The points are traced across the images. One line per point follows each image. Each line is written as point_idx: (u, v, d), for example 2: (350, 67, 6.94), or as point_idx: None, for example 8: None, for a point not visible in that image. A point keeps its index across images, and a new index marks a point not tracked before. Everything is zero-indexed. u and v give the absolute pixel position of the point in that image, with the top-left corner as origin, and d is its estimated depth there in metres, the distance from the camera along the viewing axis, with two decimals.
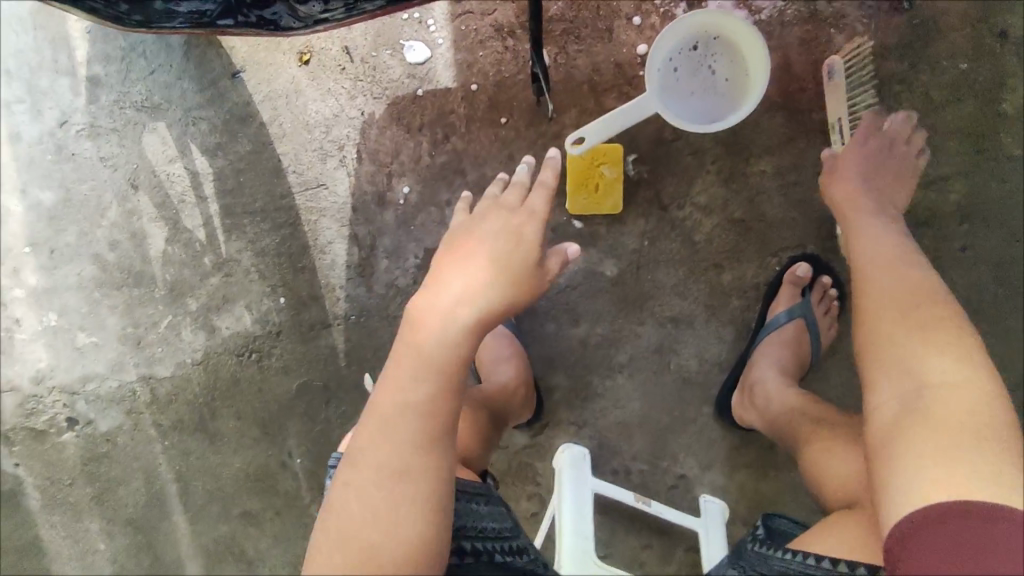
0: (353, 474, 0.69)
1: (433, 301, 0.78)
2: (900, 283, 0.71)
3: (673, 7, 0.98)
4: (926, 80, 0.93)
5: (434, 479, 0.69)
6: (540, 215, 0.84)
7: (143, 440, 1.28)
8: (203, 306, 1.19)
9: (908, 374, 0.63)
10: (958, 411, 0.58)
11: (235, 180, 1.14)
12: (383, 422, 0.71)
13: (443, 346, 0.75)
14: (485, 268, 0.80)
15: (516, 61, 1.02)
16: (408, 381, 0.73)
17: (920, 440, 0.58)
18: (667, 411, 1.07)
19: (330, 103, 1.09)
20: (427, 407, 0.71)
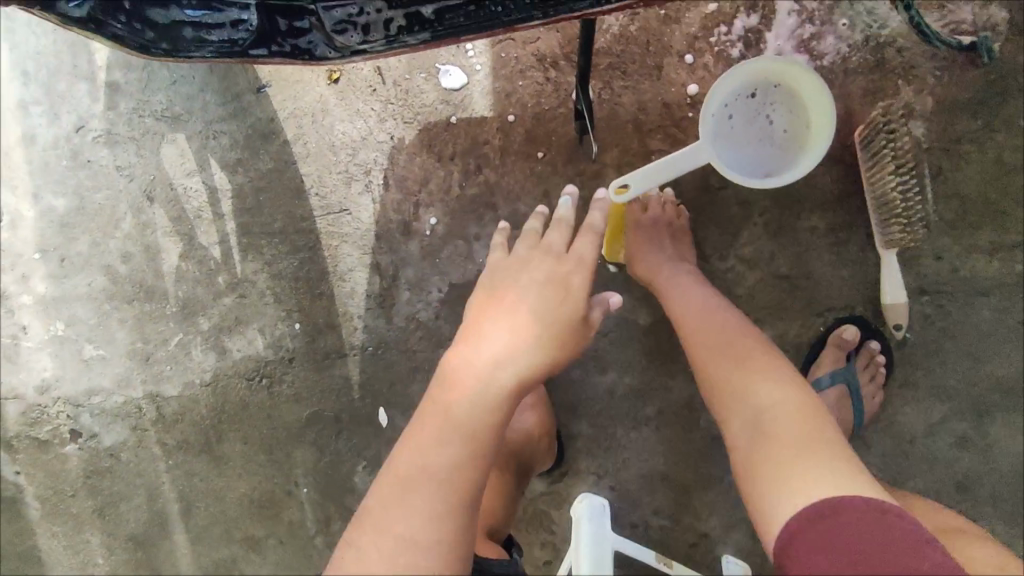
0: (364, 544, 0.57)
1: (469, 354, 0.70)
2: (728, 324, 0.76)
3: (728, 47, 0.91)
4: (1000, 140, 0.87)
5: (449, 563, 0.57)
6: (585, 263, 0.77)
7: (148, 456, 1.24)
8: (215, 326, 1.15)
9: (730, 404, 0.69)
10: (788, 421, 0.63)
11: (253, 199, 1.09)
12: (399, 488, 0.60)
13: (473, 405, 0.65)
14: (525, 321, 0.72)
15: (556, 93, 0.97)
16: (431, 442, 0.63)
17: (774, 459, 0.61)
18: (693, 468, 1.02)
19: (358, 126, 1.04)
20: (451, 477, 0.61)
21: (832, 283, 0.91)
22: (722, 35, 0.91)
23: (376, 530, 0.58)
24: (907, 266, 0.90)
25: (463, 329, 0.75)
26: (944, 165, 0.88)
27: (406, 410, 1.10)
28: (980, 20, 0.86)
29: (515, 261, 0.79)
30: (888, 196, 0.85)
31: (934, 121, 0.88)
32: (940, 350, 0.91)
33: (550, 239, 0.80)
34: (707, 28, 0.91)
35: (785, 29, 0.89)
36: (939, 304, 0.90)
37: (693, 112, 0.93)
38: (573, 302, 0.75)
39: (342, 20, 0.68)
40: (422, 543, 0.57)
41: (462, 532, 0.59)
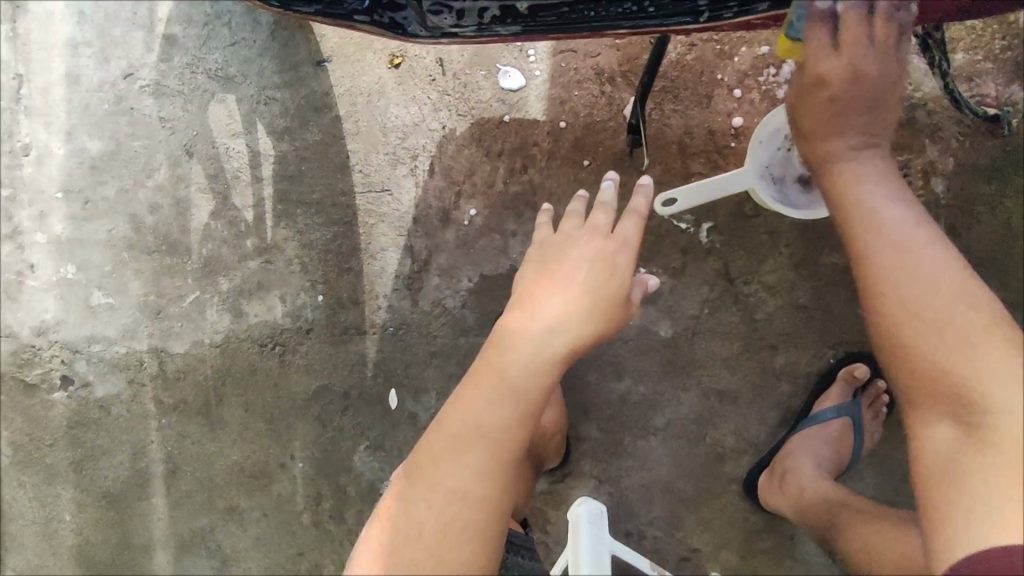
0: (416, 489, 0.68)
1: (524, 323, 0.76)
2: (922, 268, 0.61)
3: (775, 87, 0.98)
4: (1012, 207, 0.95)
5: (492, 512, 0.66)
6: (625, 242, 0.83)
7: (141, 413, 1.21)
8: (235, 288, 1.15)
9: (936, 382, 0.58)
10: (1002, 438, 0.53)
11: (296, 168, 1.10)
12: (451, 441, 0.69)
13: (525, 371, 0.72)
14: (576, 294, 0.77)
15: (608, 107, 1.02)
16: (481, 404, 0.70)
17: (976, 475, 0.54)
18: (693, 482, 1.05)
19: (412, 111, 1.07)
20: (497, 433, 0.69)
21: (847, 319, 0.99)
22: (771, 75, 0.98)
23: (429, 482, 0.67)
24: None
25: (519, 294, 0.81)
26: (958, 223, 0.96)
27: (418, 394, 1.11)
28: (1000, 97, 0.95)
29: (564, 236, 0.84)
30: None
31: (953, 183, 0.96)
32: None
33: (595, 222, 0.84)
34: (758, 66, 0.98)
35: None
36: None
37: (735, 142, 0.99)
38: (620, 277, 0.80)
39: (438, 2, 0.72)
40: (469, 498, 0.66)
41: (505, 487, 0.68)
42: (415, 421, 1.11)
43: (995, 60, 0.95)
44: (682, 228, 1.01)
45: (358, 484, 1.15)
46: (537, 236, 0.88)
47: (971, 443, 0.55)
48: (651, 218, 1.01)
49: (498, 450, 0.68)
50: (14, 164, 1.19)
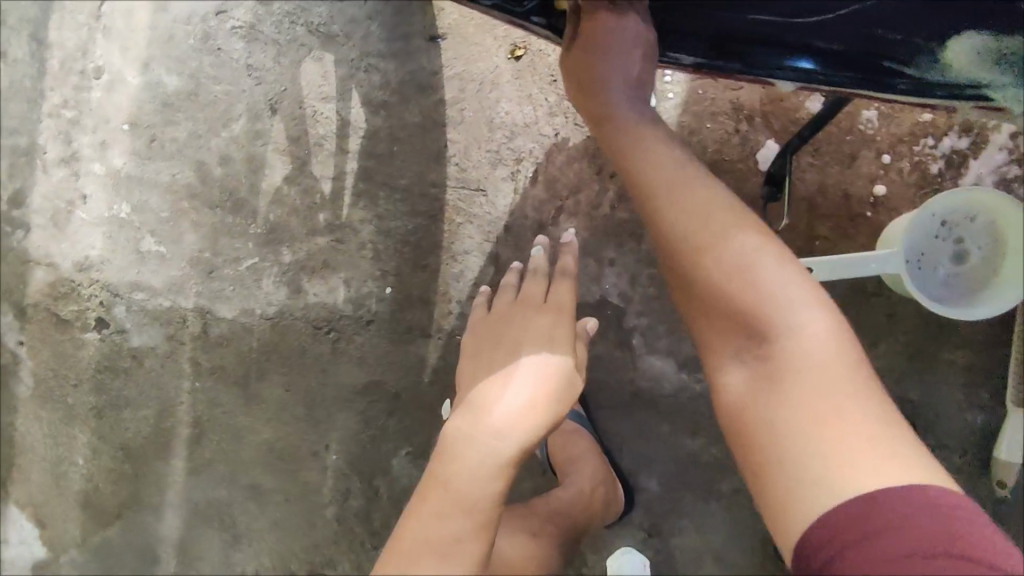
0: None
1: (463, 416, 0.65)
2: (721, 211, 0.61)
3: (929, 160, 0.88)
4: None
5: None
6: (564, 310, 0.78)
7: (174, 372, 1.15)
8: (298, 263, 1.07)
9: (766, 339, 0.57)
10: (833, 405, 0.52)
11: (387, 147, 1.02)
12: (397, 569, 0.54)
13: (478, 473, 0.59)
14: (533, 383, 0.66)
15: (741, 148, 0.92)
16: (432, 518, 0.57)
17: (794, 432, 0.53)
18: (748, 556, 0.99)
19: (525, 111, 0.98)
20: (453, 550, 0.55)
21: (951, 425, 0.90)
22: (927, 146, 0.88)
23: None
24: None
25: (460, 396, 0.70)
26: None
27: None
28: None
29: (498, 321, 0.79)
30: None
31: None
32: None
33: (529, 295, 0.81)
34: (915, 134, 0.88)
35: (992, 161, 0.87)
36: None
37: (872, 212, 0.90)
38: (561, 351, 0.71)
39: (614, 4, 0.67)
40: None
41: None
42: None
43: None
44: None
45: (392, 488, 1.10)
46: (468, 329, 0.83)
47: (776, 398, 0.55)
48: None
49: (458, 565, 0.54)
50: (82, 86, 1.11)
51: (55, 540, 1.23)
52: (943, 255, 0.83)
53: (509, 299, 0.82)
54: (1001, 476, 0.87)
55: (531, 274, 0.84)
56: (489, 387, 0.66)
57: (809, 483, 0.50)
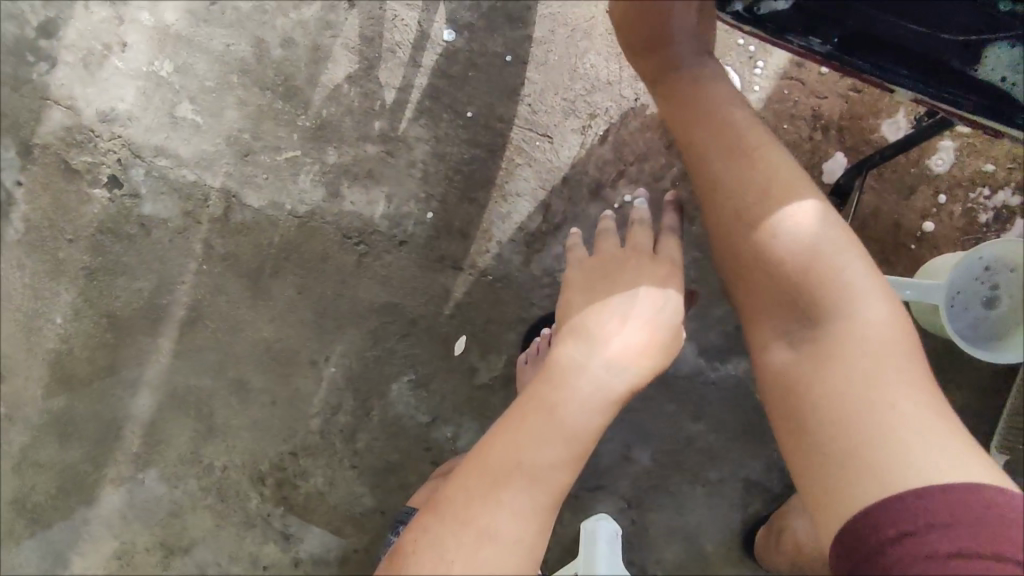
0: (430, 521, 0.59)
1: (574, 350, 0.66)
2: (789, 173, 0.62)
3: (979, 209, 0.92)
4: None
5: (527, 555, 0.57)
6: (676, 266, 0.74)
7: (183, 249, 1.10)
8: (341, 166, 1.03)
9: (824, 329, 0.57)
10: (894, 398, 0.52)
11: (462, 71, 0.99)
12: (482, 475, 0.59)
13: (580, 409, 0.62)
14: (644, 332, 0.66)
15: (809, 155, 0.93)
16: (528, 442, 0.60)
17: (855, 417, 0.53)
18: (718, 544, 1.02)
19: (610, 68, 0.97)
20: (544, 475, 0.59)
21: None
22: (981, 195, 0.92)
23: (459, 520, 0.57)
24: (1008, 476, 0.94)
25: (571, 321, 0.70)
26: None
27: (487, 351, 1.04)
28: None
29: (606, 258, 0.76)
30: None
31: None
32: None
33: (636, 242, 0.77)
34: (973, 182, 0.92)
35: None
36: None
37: (915, 246, 0.93)
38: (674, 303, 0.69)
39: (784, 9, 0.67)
40: (506, 543, 0.56)
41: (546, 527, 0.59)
42: (472, 375, 1.04)
43: None
44: None
45: (384, 412, 1.08)
46: (573, 262, 0.80)
47: (822, 384, 0.55)
48: None
49: (546, 487, 0.59)
50: None
51: (10, 396, 1.15)
52: (976, 299, 0.87)
53: (614, 248, 0.78)
54: None
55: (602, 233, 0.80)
56: (598, 321, 0.68)
57: (864, 474, 0.51)
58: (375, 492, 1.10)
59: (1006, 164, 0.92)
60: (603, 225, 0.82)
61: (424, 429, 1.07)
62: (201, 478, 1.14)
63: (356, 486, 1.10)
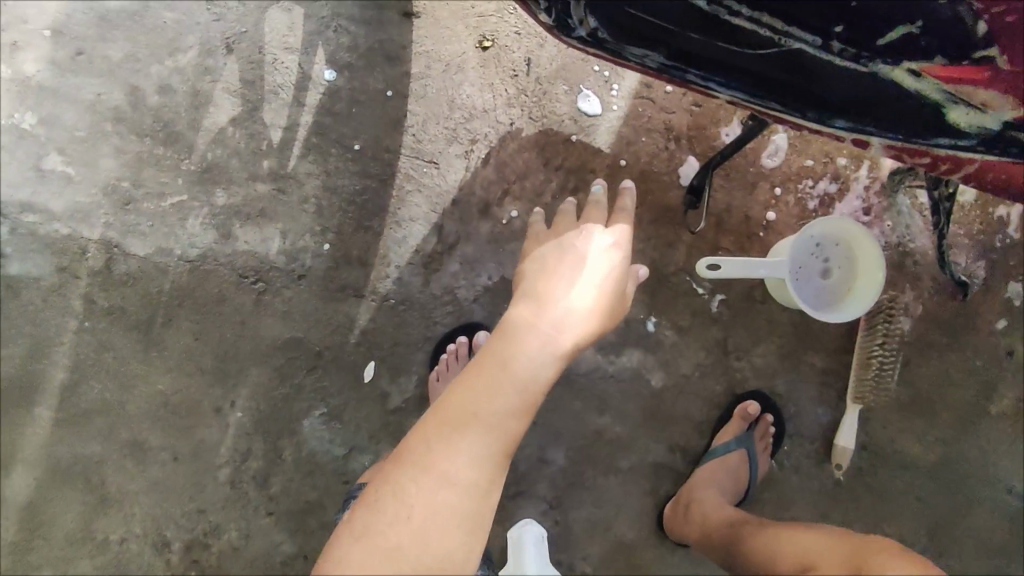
0: (393, 467, 0.59)
1: (532, 307, 0.66)
2: None
3: (807, 198, 1.08)
4: (962, 357, 1.08)
5: (477, 504, 0.57)
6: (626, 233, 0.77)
7: (61, 309, 1.04)
8: (232, 207, 1.03)
9: None
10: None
11: (346, 108, 1.04)
12: (440, 423, 0.59)
13: (534, 361, 0.62)
14: (593, 293, 0.68)
15: (668, 161, 1.06)
16: (483, 391, 0.60)
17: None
18: (636, 529, 1.08)
19: (484, 97, 1.05)
20: (499, 425, 0.59)
21: (804, 415, 1.08)
22: (807, 186, 1.08)
23: (420, 468, 0.57)
24: (863, 424, 1.08)
25: (528, 281, 0.71)
26: (919, 362, 1.08)
27: (397, 374, 1.05)
28: (984, 274, 1.08)
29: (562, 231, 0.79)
30: (868, 362, 1.06)
31: (926, 328, 1.08)
32: (865, 505, 1.07)
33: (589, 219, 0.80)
34: (799, 176, 1.08)
35: (852, 206, 1.08)
36: (878, 463, 1.07)
37: (764, 233, 1.08)
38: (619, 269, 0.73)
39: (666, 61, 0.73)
40: (463, 487, 0.57)
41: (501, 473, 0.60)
42: (384, 401, 1.05)
43: (985, 231, 1.08)
44: (698, 293, 1.07)
45: (298, 451, 1.06)
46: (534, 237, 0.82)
47: None
48: (675, 274, 1.07)
49: (500, 441, 0.59)
50: None
51: None
52: (813, 271, 1.01)
53: (570, 225, 0.81)
54: (838, 459, 1.06)
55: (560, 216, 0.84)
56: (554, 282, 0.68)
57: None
58: (296, 537, 1.06)
59: (823, 159, 1.08)
60: (563, 210, 0.86)
61: (341, 462, 1.06)
62: (96, 556, 1.05)
63: (273, 533, 1.06)
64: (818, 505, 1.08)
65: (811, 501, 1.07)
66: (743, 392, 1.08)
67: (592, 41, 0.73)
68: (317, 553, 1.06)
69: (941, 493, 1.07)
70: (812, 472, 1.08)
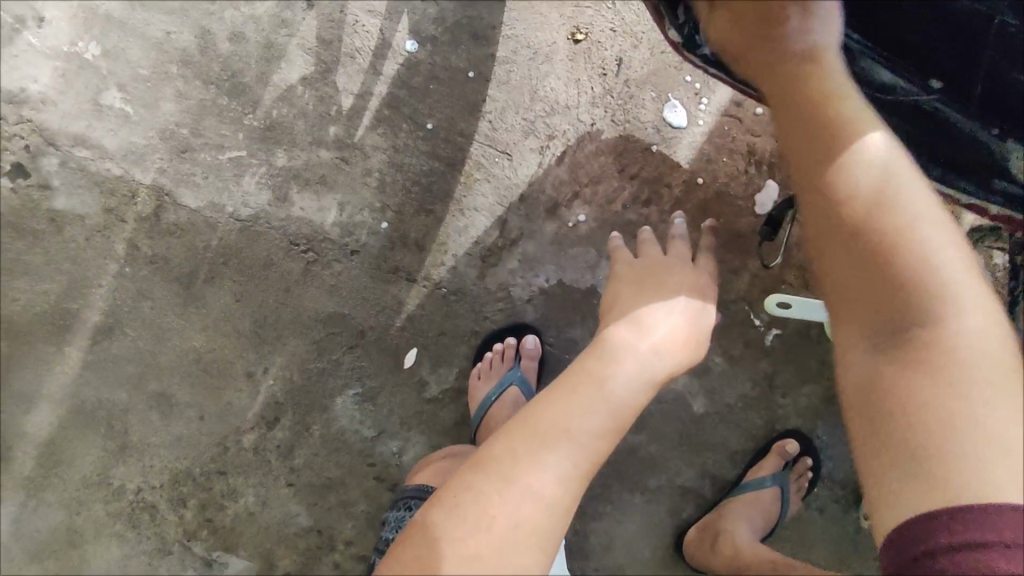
0: (471, 473, 0.57)
1: (627, 335, 0.68)
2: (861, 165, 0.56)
3: None
4: None
5: (556, 523, 0.56)
6: (714, 279, 0.80)
7: (102, 249, 1.00)
8: (293, 169, 1.00)
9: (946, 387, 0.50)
10: (989, 398, 0.47)
11: (422, 83, 1.00)
12: (528, 434, 0.58)
13: (626, 386, 0.63)
14: (685, 330, 0.69)
15: (746, 186, 1.02)
16: (577, 408, 0.60)
17: (941, 417, 0.47)
18: (653, 549, 1.07)
19: (568, 93, 1.01)
20: (587, 443, 0.59)
21: (842, 461, 1.06)
22: None
23: (503, 476, 0.56)
24: None
25: (613, 311, 0.74)
26: None
27: (438, 363, 1.03)
28: None
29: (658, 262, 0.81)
30: None
31: None
32: None
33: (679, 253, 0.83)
34: None
35: None
36: None
37: None
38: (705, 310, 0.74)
39: None
40: (546, 502, 0.55)
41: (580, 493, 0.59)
42: (422, 388, 1.03)
43: None
44: (755, 324, 1.05)
45: (327, 428, 1.03)
46: (622, 262, 0.82)
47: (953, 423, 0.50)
48: (735, 301, 1.04)
49: (589, 458, 0.58)
50: None
51: None
52: None
53: (658, 254, 0.82)
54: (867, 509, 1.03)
55: (647, 241, 0.86)
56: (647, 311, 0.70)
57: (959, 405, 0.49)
58: (312, 511, 1.04)
59: None
60: (644, 237, 0.87)
61: (369, 444, 1.03)
62: (110, 503, 1.04)
63: (290, 504, 1.04)
64: (842, 553, 1.05)
65: (834, 547, 1.05)
66: (784, 431, 1.05)
67: (714, 63, 0.67)
68: (331, 530, 1.04)
69: None
70: (837, 516, 1.05)
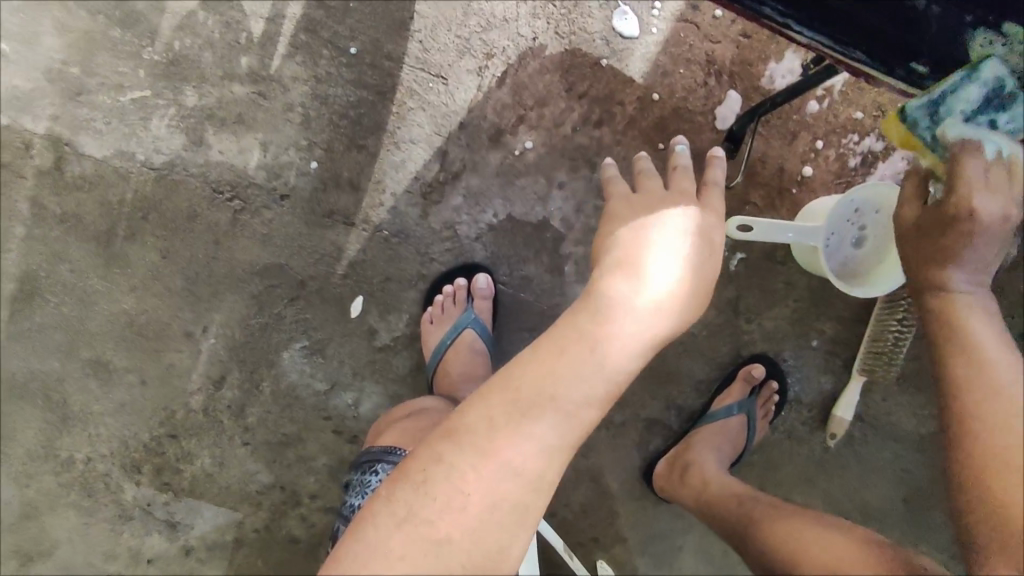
0: (446, 443, 0.53)
1: (624, 285, 0.58)
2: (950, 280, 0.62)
3: (849, 153, 0.97)
4: None
5: (535, 498, 0.53)
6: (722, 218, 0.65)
7: (8, 209, 0.92)
8: (205, 108, 0.91)
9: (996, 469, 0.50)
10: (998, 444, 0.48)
11: (341, 2, 0.90)
12: (510, 403, 0.53)
13: (619, 348, 0.56)
14: (689, 277, 0.60)
15: (705, 99, 0.93)
16: (564, 373, 0.54)
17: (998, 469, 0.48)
18: (622, 482, 1.06)
19: (505, 4, 0.91)
20: (574, 413, 0.54)
21: (808, 383, 1.03)
22: (851, 141, 0.97)
23: (479, 449, 0.52)
24: (868, 397, 1.03)
25: (610, 252, 0.62)
26: None
27: (387, 311, 0.97)
28: None
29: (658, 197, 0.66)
30: (884, 335, 0.97)
31: None
32: (853, 474, 1.04)
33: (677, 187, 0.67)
34: (846, 128, 0.96)
35: (896, 167, 0.97)
36: (877, 439, 1.03)
37: (796, 189, 0.98)
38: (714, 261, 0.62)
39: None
40: (526, 477, 0.52)
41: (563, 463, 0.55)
42: (372, 337, 0.97)
43: None
44: None
45: (277, 383, 0.99)
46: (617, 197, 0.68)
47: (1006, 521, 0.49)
48: None
49: (575, 429, 0.54)
50: None
51: None
52: (846, 238, 0.91)
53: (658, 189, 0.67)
54: (833, 429, 1.01)
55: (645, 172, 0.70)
56: (646, 256, 0.60)
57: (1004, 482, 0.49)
58: (271, 468, 1.01)
59: (876, 112, 0.96)
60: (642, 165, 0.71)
61: (322, 397, 0.99)
62: (61, 474, 1.00)
63: (248, 462, 1.01)
64: (809, 472, 1.04)
65: (801, 467, 1.04)
66: (749, 357, 1.02)
67: None
68: (293, 484, 1.01)
69: (932, 470, 1.03)
70: (803, 438, 1.04)
